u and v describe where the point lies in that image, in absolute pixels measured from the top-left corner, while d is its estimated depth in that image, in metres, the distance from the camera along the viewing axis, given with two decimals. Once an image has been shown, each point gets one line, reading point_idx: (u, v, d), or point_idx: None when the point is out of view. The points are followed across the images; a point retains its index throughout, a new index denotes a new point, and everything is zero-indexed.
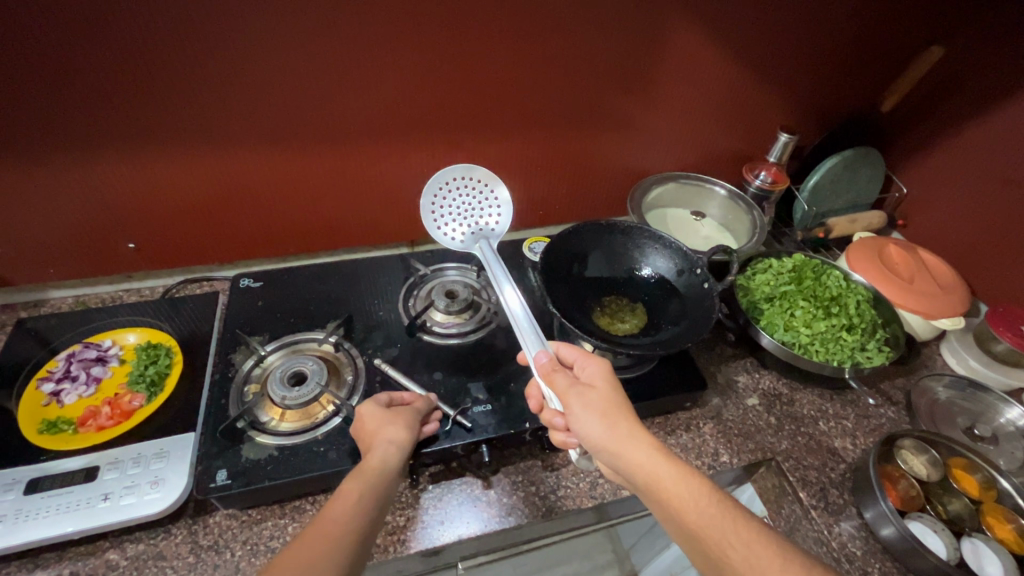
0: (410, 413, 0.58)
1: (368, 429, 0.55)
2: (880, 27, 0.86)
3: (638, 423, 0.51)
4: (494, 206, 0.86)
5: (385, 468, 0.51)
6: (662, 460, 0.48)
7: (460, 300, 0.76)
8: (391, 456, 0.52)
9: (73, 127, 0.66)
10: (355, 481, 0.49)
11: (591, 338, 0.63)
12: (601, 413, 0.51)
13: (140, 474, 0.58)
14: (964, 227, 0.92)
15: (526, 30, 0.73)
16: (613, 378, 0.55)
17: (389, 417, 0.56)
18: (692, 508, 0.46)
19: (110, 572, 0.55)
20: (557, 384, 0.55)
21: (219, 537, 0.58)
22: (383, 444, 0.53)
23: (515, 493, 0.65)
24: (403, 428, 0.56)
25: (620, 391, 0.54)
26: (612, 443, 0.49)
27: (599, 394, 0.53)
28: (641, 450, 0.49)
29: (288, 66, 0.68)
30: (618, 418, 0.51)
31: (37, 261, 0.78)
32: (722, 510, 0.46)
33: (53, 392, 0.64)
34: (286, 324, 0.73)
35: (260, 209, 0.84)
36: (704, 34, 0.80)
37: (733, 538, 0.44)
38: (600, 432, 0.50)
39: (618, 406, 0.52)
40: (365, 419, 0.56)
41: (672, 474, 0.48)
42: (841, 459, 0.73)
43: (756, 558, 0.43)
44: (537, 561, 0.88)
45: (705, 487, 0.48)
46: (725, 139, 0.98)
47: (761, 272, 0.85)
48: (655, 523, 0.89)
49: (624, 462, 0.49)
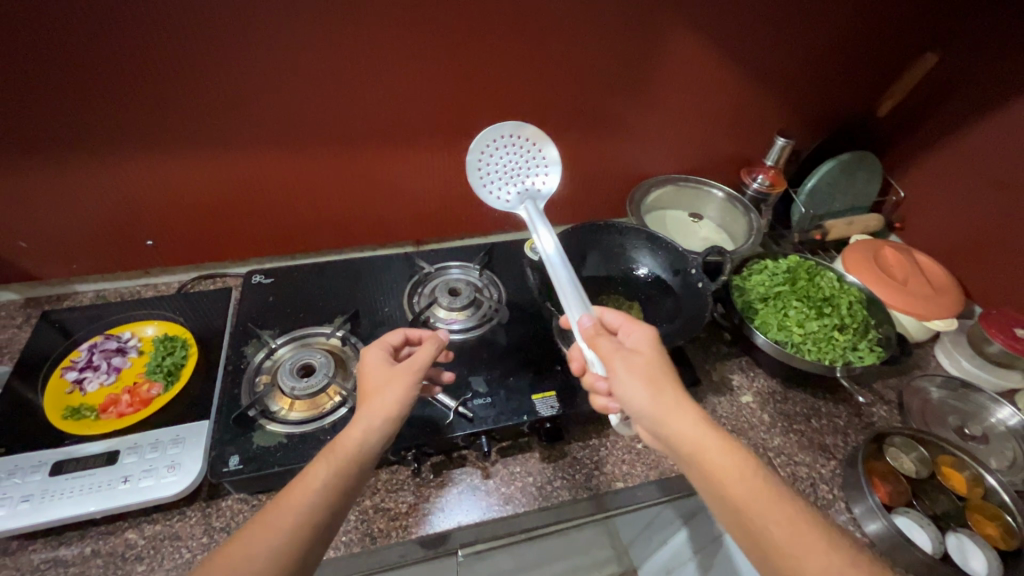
0: (407, 375, 0.55)
1: (371, 386, 0.55)
2: (877, 32, 0.87)
3: (682, 393, 0.52)
4: (543, 166, 0.84)
5: (362, 447, 0.50)
6: (709, 432, 0.50)
7: (462, 297, 0.79)
8: (370, 436, 0.51)
9: (97, 129, 0.69)
10: (321, 467, 0.49)
11: None
12: (648, 381, 0.52)
13: (158, 459, 0.61)
14: (960, 229, 0.93)
15: (527, 37, 0.76)
16: (657, 347, 0.56)
17: (388, 383, 0.54)
18: (736, 481, 0.48)
19: (130, 550, 0.59)
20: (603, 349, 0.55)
21: (231, 520, 0.62)
22: (364, 420, 0.52)
23: (513, 483, 0.68)
24: (398, 393, 0.53)
25: (664, 360, 0.55)
26: (659, 410, 0.50)
27: (645, 361, 0.54)
28: (689, 421, 0.50)
29: (299, 71, 0.71)
30: (664, 386, 0.52)
31: (59, 256, 0.82)
32: (764, 485, 0.48)
33: (76, 380, 0.67)
34: (295, 319, 0.76)
35: (271, 208, 0.87)
36: (701, 40, 0.83)
37: (775, 513, 0.46)
38: (646, 398, 0.51)
39: (664, 374, 0.53)
40: (368, 376, 0.56)
41: (716, 446, 0.49)
42: (832, 455, 0.74)
43: (796, 533, 0.45)
44: (536, 553, 0.90)
45: (749, 462, 0.49)
46: (724, 141, 1.00)
47: (757, 272, 0.87)
48: (652, 518, 0.91)
49: (670, 430, 0.50)
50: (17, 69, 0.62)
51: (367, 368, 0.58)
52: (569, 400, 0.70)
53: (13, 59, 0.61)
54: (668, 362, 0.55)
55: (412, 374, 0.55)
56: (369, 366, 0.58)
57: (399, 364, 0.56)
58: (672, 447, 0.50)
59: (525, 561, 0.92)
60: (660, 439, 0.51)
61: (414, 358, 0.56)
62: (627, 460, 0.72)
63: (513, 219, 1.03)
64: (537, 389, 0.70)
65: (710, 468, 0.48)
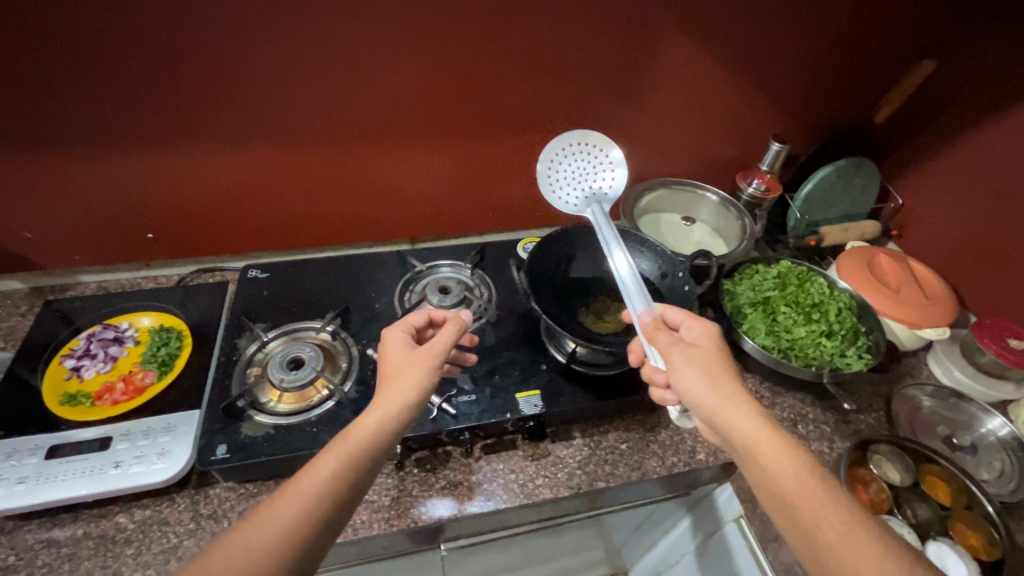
0: (427, 360, 0.57)
1: (392, 367, 0.57)
2: (876, 37, 0.87)
3: (741, 388, 0.54)
4: (608, 169, 0.88)
5: (377, 432, 0.52)
6: (765, 428, 0.51)
7: (453, 295, 0.80)
8: (387, 422, 0.53)
9: (101, 123, 0.72)
10: (331, 455, 0.50)
11: (576, 338, 0.67)
12: (707, 375, 0.55)
13: (149, 446, 0.63)
14: (957, 238, 0.93)
15: (521, 40, 0.77)
16: (715, 345, 0.59)
17: (407, 367, 0.56)
18: (791, 477, 0.49)
19: (120, 534, 0.61)
20: (661, 343, 0.58)
21: (218, 507, 0.64)
22: (382, 405, 0.53)
23: (496, 480, 0.69)
24: (417, 377, 0.55)
25: (723, 356, 0.58)
26: (718, 403, 0.53)
27: (704, 356, 0.56)
28: (746, 415, 0.52)
29: (295, 69, 0.73)
30: (722, 381, 0.54)
31: (62, 247, 0.84)
32: (819, 483, 0.49)
33: (74, 367, 0.69)
34: (287, 313, 0.77)
35: (269, 204, 0.89)
36: (696, 45, 0.83)
37: (830, 511, 0.47)
38: (704, 391, 0.54)
39: (722, 369, 0.56)
40: (388, 355, 0.59)
41: (772, 442, 0.51)
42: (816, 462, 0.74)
43: (848, 532, 0.46)
44: (525, 550, 0.91)
45: (806, 458, 0.51)
46: (722, 145, 0.99)
47: (747, 277, 0.87)
48: (640, 520, 0.91)
49: (727, 422, 0.52)
50: (25, 66, 0.64)
51: (390, 349, 0.60)
52: (552, 400, 0.71)
53: (20, 56, 0.63)
54: (727, 358, 0.58)
55: (434, 358, 0.57)
56: (392, 348, 0.60)
57: (420, 347, 0.58)
58: (727, 440, 0.53)
59: (514, 559, 0.93)
60: (715, 430, 0.54)
61: (435, 340, 0.58)
62: (610, 460, 0.72)
63: (507, 219, 1.04)
64: (521, 388, 0.71)
65: (765, 462, 0.50)
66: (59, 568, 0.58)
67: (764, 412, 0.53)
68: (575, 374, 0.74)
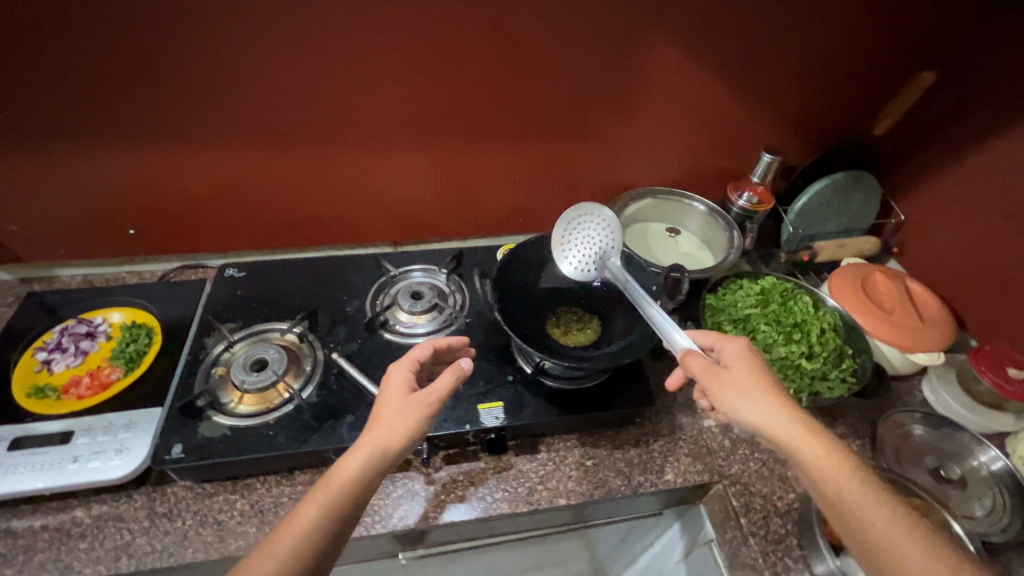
0: (420, 407, 0.54)
1: (385, 409, 0.55)
2: (876, 46, 0.83)
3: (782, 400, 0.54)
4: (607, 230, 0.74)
5: (357, 480, 0.50)
6: (813, 439, 0.51)
7: (424, 301, 0.79)
8: (368, 469, 0.51)
9: (80, 120, 0.73)
10: (312, 506, 0.49)
11: (550, 359, 0.65)
12: (754, 390, 0.54)
13: (108, 442, 0.63)
14: (960, 258, 0.88)
15: (498, 45, 0.76)
16: (749, 358, 0.58)
17: (399, 411, 0.54)
18: (845, 486, 0.49)
19: (75, 528, 0.61)
20: (697, 369, 0.57)
21: (174, 506, 0.64)
22: (365, 448, 0.52)
23: (454, 491, 0.68)
24: (407, 424, 0.53)
25: (761, 368, 0.57)
26: (769, 419, 0.52)
27: (743, 371, 0.56)
28: (795, 428, 0.51)
29: (268, 69, 0.73)
30: (763, 395, 0.54)
31: (48, 239, 0.85)
32: (870, 487, 0.49)
33: (44, 360, 0.70)
34: (258, 313, 0.77)
35: (249, 204, 0.89)
36: (682, 52, 0.80)
37: (880, 517, 0.47)
38: (754, 407, 0.53)
39: (760, 382, 0.55)
40: (387, 392, 0.56)
41: (822, 452, 0.50)
42: (791, 489, 0.71)
43: (900, 535, 0.46)
44: (503, 561, 0.90)
45: (851, 464, 0.50)
46: (713, 154, 0.96)
47: (731, 292, 0.84)
48: (622, 534, 0.90)
49: (778, 436, 0.51)
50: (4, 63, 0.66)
51: (390, 385, 0.57)
52: (515, 413, 0.69)
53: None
54: (765, 369, 0.57)
55: (428, 407, 0.55)
56: (389, 386, 0.57)
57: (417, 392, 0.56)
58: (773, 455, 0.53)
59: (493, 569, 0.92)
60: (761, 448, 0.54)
61: (432, 386, 0.56)
62: (574, 476, 0.71)
63: (491, 225, 1.02)
64: (485, 399, 0.70)
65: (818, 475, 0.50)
66: (14, 559, 0.59)
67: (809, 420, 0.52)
68: (543, 387, 0.72)
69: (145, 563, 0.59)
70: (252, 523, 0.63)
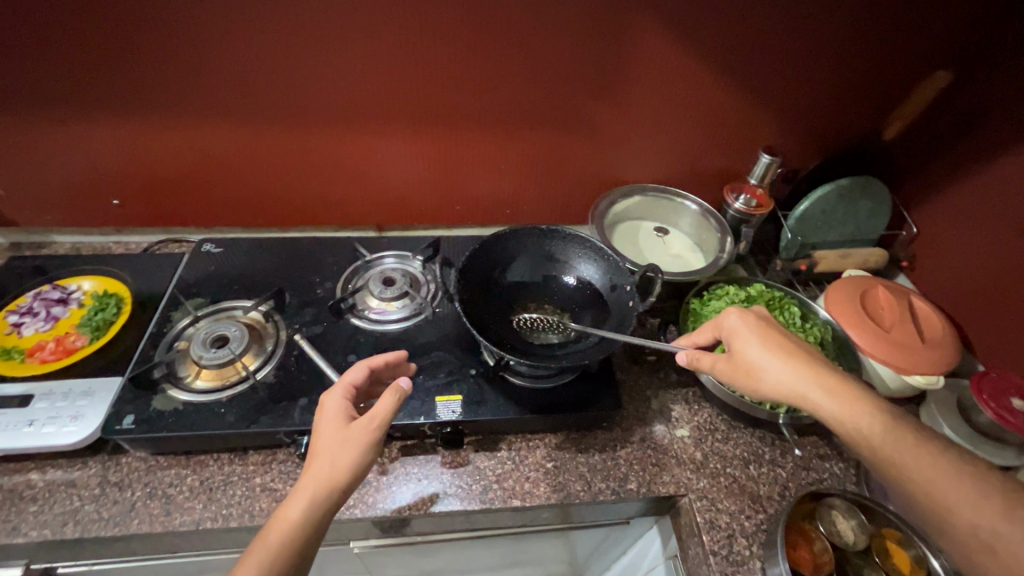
0: (362, 436, 0.52)
1: (323, 443, 0.52)
2: (889, 44, 0.77)
3: (792, 366, 0.55)
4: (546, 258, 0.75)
5: (300, 526, 0.49)
6: (835, 401, 0.52)
7: (395, 288, 0.78)
8: (313, 508, 0.50)
9: (58, 88, 0.73)
10: (249, 567, 0.47)
11: (514, 357, 0.61)
12: (773, 361, 0.56)
13: (65, 408, 0.64)
14: (972, 276, 0.82)
15: (479, 27, 0.73)
16: (752, 330, 0.58)
17: (340, 445, 0.52)
18: (874, 443, 0.49)
19: (28, 490, 0.62)
20: (715, 363, 0.60)
21: (126, 476, 0.64)
22: (307, 491, 0.50)
23: (406, 481, 0.66)
24: (350, 458, 0.51)
25: (766, 336, 0.58)
26: (790, 390, 0.54)
27: (758, 346, 0.57)
28: (814, 393, 0.52)
29: (245, 46, 0.72)
30: (773, 368, 0.55)
31: (37, 207, 0.87)
32: (899, 433, 0.49)
33: (15, 323, 0.71)
34: (228, 290, 0.77)
35: (231, 180, 0.89)
36: (676, 42, 0.76)
37: (916, 467, 0.47)
38: (769, 382, 0.55)
39: (768, 354, 0.56)
40: (321, 427, 0.54)
41: (845, 411, 0.51)
42: (761, 509, 0.67)
43: (939, 478, 0.46)
44: (470, 559, 0.88)
45: (871, 416, 0.50)
46: (711, 153, 0.92)
47: (716, 297, 0.81)
48: (595, 538, 0.87)
49: (800, 405, 0.53)
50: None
51: (325, 418, 0.55)
52: (472, 408, 0.67)
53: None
54: (770, 336, 0.58)
55: (373, 434, 0.53)
56: (326, 419, 0.54)
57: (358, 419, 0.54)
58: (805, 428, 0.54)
59: (459, 565, 0.90)
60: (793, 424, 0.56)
61: (373, 410, 0.54)
62: (532, 478, 0.68)
63: (477, 215, 1.00)
64: (443, 391, 0.68)
65: (847, 436, 0.51)
66: None
67: (828, 378, 0.53)
68: (507, 382, 0.70)
69: (89, 530, 0.59)
70: (199, 500, 0.63)
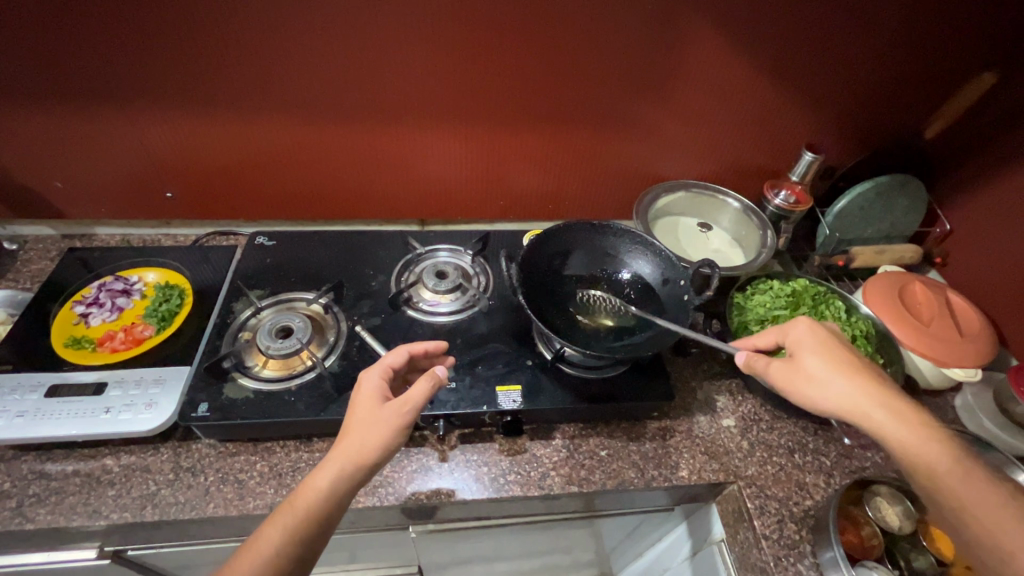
0: (395, 417, 0.53)
1: (357, 421, 0.54)
2: (932, 45, 0.79)
3: (861, 384, 0.54)
4: (602, 252, 0.78)
5: (325, 497, 0.51)
6: (906, 428, 0.51)
7: (448, 281, 0.80)
8: (338, 484, 0.51)
9: (120, 84, 0.75)
10: (275, 528, 0.50)
11: (574, 347, 0.63)
12: (836, 375, 0.55)
13: (139, 395, 0.65)
14: (1007, 271, 0.84)
15: (533, 25, 0.74)
16: (822, 342, 0.57)
17: (373, 424, 0.53)
18: (938, 469, 0.49)
19: (105, 475, 0.64)
20: (769, 367, 0.59)
21: (197, 462, 0.66)
22: (335, 465, 0.51)
23: (467, 468, 0.69)
24: (379, 438, 0.52)
25: (836, 351, 0.57)
26: (854, 405, 0.53)
27: (824, 359, 0.56)
28: (879, 413, 0.52)
29: (305, 43, 0.73)
30: (842, 381, 0.54)
31: (90, 200, 0.89)
32: (954, 459, 0.49)
33: (82, 313, 0.74)
34: (286, 282, 0.80)
35: (280, 175, 0.90)
36: (724, 41, 0.77)
37: (976, 495, 0.47)
38: (831, 393, 0.54)
39: (836, 367, 0.55)
40: (356, 405, 0.55)
41: (913, 437, 0.51)
42: (808, 496, 0.70)
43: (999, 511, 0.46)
44: (512, 545, 0.91)
45: (941, 444, 0.50)
46: (750, 150, 0.94)
47: (760, 292, 0.84)
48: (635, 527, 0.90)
49: (860, 422, 0.53)
50: (44, 22, 0.67)
51: (361, 395, 0.56)
52: (531, 397, 0.69)
53: (39, 13, 0.66)
54: (840, 352, 0.57)
55: (405, 417, 0.54)
56: (361, 395, 0.56)
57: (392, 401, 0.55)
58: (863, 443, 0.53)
59: (501, 550, 0.92)
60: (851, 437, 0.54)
61: (408, 394, 0.55)
62: (587, 465, 0.70)
63: (518, 210, 1.02)
64: (503, 381, 0.70)
65: (910, 459, 0.50)
66: (47, 499, 0.62)
67: (895, 401, 0.53)
68: (561, 373, 0.72)
69: (168, 513, 0.61)
70: (270, 485, 0.65)
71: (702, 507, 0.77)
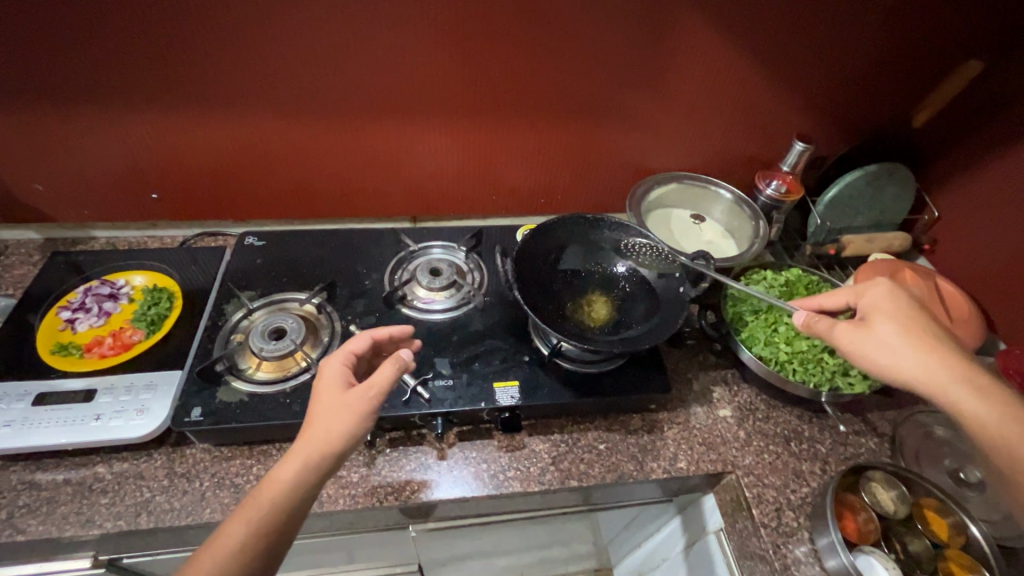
0: (360, 402, 0.53)
1: (321, 409, 0.53)
2: (918, 34, 0.80)
3: (937, 355, 0.54)
4: (596, 246, 0.78)
5: (290, 490, 0.49)
6: (974, 397, 0.51)
7: (443, 277, 0.79)
8: (303, 475, 0.50)
9: (100, 82, 0.73)
10: (239, 523, 0.48)
11: (569, 340, 0.63)
12: (908, 345, 0.54)
13: (130, 402, 0.64)
14: (994, 257, 0.86)
15: (523, 19, 0.73)
16: (898, 311, 0.57)
17: (338, 411, 0.52)
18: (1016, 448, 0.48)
19: (97, 483, 0.63)
20: (834, 328, 0.59)
21: (192, 467, 0.65)
22: (299, 456, 0.50)
23: (466, 465, 0.68)
24: (345, 425, 0.51)
25: (913, 321, 0.56)
26: (925, 376, 0.53)
27: (897, 326, 0.56)
28: (954, 386, 0.52)
29: (291, 40, 0.72)
30: (919, 351, 0.54)
31: (74, 201, 0.87)
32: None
33: (69, 319, 0.72)
34: (277, 282, 0.78)
35: (268, 173, 0.89)
36: (714, 32, 0.77)
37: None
38: (901, 361, 0.54)
39: (914, 336, 0.55)
40: (319, 393, 0.54)
41: (993, 414, 0.50)
42: (805, 483, 0.71)
43: None
44: (510, 540, 0.91)
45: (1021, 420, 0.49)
46: (741, 141, 0.94)
47: (754, 282, 0.84)
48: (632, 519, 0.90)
49: (928, 390, 0.53)
50: (19, 19, 0.65)
51: (324, 383, 0.55)
52: (529, 393, 0.69)
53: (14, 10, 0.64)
54: (918, 322, 0.56)
55: (370, 402, 0.53)
56: (325, 383, 0.55)
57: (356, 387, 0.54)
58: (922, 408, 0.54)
59: (498, 545, 0.92)
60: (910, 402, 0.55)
61: (372, 379, 0.54)
62: (586, 459, 0.70)
63: (511, 205, 1.01)
64: (499, 377, 0.70)
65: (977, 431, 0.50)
66: (38, 510, 0.60)
67: (977, 376, 0.52)
68: (559, 367, 0.72)
69: (164, 520, 0.60)
70: None
71: (698, 497, 0.77)
